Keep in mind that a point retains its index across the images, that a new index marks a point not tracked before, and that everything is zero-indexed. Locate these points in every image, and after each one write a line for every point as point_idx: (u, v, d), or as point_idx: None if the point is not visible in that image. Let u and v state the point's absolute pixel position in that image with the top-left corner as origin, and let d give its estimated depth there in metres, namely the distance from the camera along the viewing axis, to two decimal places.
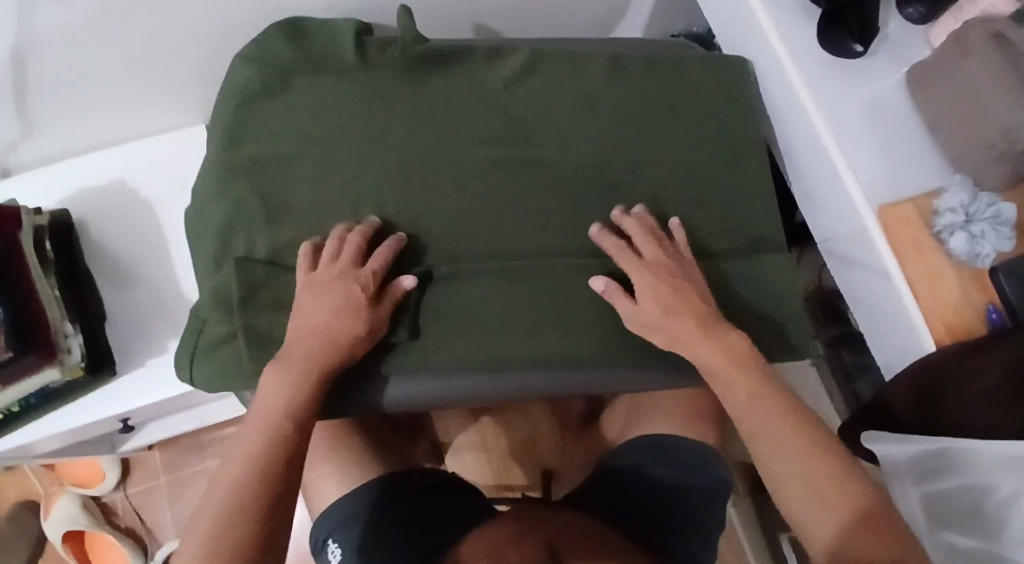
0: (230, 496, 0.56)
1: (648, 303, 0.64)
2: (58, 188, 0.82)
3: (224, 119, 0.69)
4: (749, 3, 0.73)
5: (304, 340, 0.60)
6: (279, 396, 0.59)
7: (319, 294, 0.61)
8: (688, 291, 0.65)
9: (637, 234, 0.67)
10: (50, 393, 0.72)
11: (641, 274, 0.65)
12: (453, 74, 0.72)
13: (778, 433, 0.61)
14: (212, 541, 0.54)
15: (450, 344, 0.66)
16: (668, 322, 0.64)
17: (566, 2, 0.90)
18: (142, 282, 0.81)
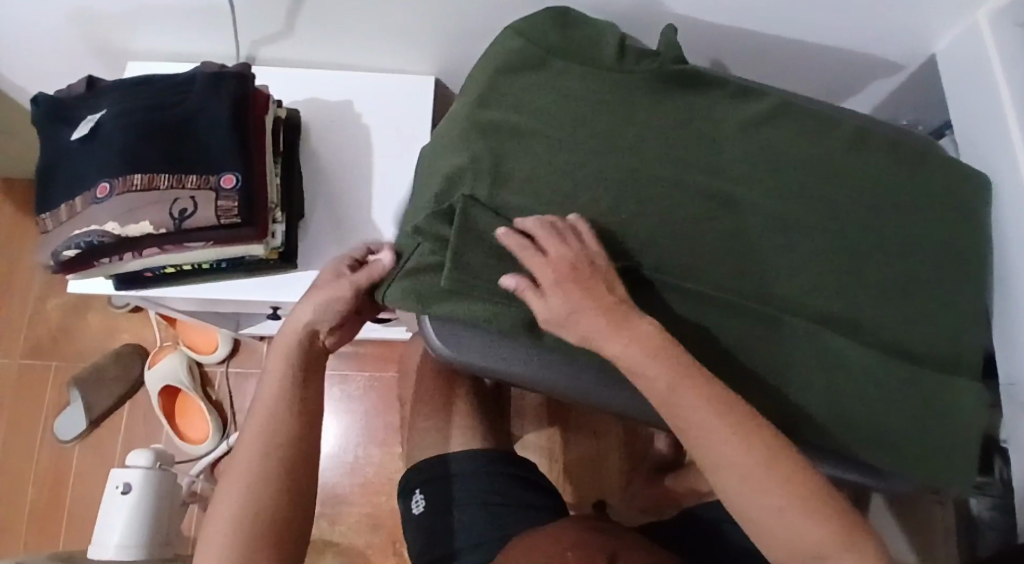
0: (266, 412, 0.66)
1: (555, 301, 0.61)
2: (294, 89, 0.89)
3: (480, 79, 0.73)
4: (1009, 129, 0.72)
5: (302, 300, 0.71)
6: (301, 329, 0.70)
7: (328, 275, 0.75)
8: (589, 283, 0.61)
9: (542, 235, 0.64)
10: (240, 263, 0.78)
11: (541, 270, 0.62)
12: (699, 100, 0.73)
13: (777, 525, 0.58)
14: (252, 449, 0.64)
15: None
16: (637, 359, 0.60)
17: (806, 69, 0.91)
18: (341, 196, 0.85)
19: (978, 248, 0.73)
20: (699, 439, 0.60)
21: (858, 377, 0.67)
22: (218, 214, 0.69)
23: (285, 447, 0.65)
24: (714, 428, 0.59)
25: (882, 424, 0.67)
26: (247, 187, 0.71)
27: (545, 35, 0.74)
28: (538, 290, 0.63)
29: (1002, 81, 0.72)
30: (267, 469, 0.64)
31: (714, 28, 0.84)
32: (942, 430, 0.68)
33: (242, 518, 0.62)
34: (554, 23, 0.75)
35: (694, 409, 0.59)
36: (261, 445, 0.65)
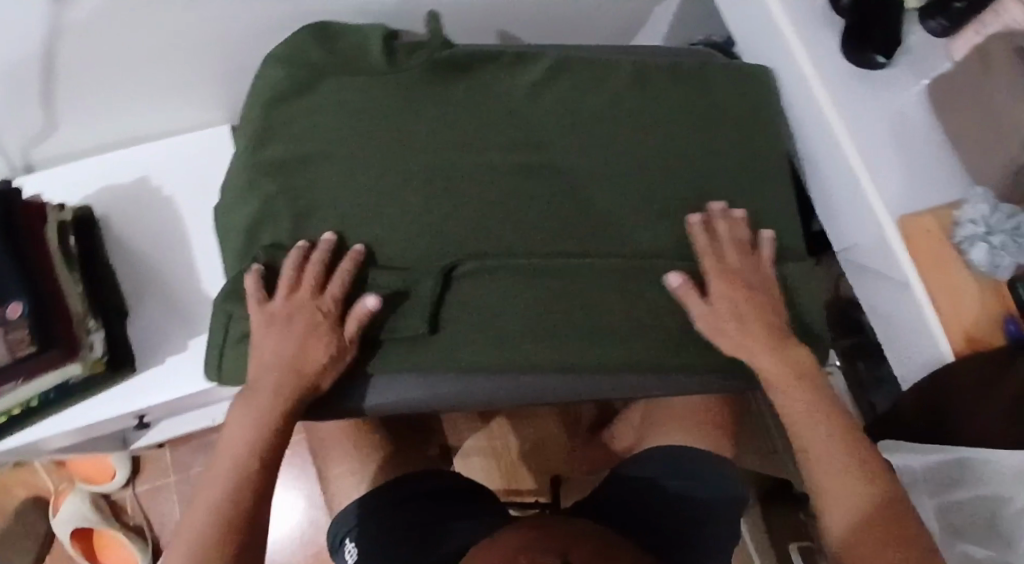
0: (231, 463, 0.60)
1: (722, 303, 0.66)
2: (80, 183, 0.83)
3: (251, 120, 0.69)
4: (776, 22, 0.77)
5: (274, 342, 0.62)
6: (252, 422, 0.61)
7: (279, 324, 0.62)
8: (754, 295, 0.67)
9: (727, 241, 0.68)
10: (67, 388, 0.72)
11: (739, 282, 0.67)
12: (480, 76, 0.71)
13: (824, 444, 0.63)
14: (197, 540, 0.58)
15: (483, 350, 0.65)
16: (736, 323, 0.66)
17: (585, 22, 0.91)
18: (168, 282, 0.81)
19: (779, 135, 0.76)
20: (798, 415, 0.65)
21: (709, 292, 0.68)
22: (10, 350, 0.64)
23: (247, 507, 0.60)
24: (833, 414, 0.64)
25: None
26: (37, 310, 0.66)
27: (308, 54, 0.70)
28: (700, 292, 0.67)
29: None
30: (225, 524, 0.59)
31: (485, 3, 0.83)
32: (796, 317, 0.70)
33: None
34: (313, 38, 0.70)
35: (770, 367, 0.65)
36: (212, 530, 0.58)
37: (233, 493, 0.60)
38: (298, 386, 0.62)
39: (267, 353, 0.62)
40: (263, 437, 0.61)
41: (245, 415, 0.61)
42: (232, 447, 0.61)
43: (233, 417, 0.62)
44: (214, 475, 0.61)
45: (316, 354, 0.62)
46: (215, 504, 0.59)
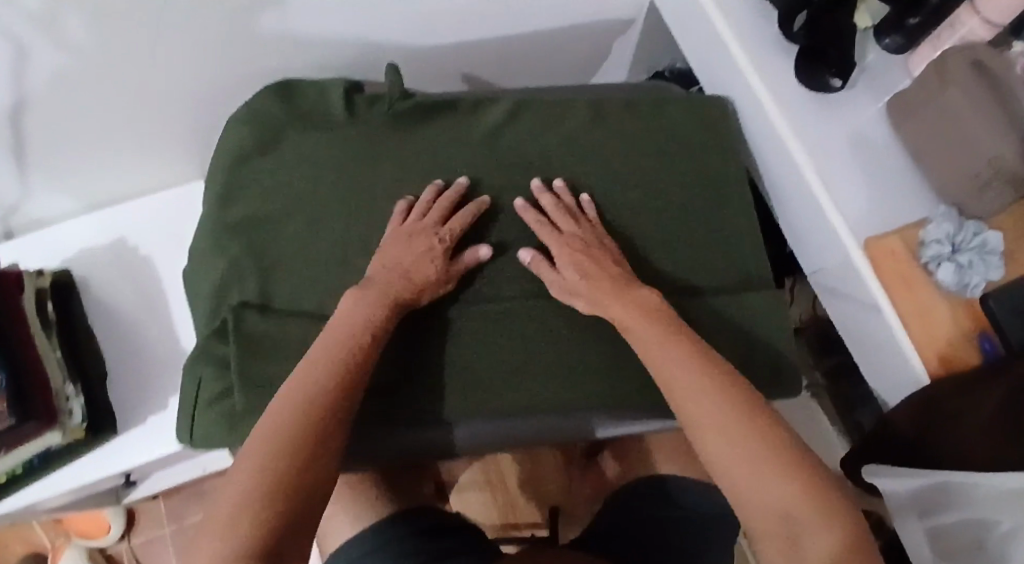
0: (325, 349, 0.57)
1: (565, 266, 0.65)
2: (58, 246, 0.84)
3: (216, 181, 0.71)
4: (730, 49, 0.77)
5: (397, 251, 0.64)
6: (357, 324, 0.59)
7: (403, 239, 0.65)
8: (599, 255, 0.66)
9: (555, 212, 0.68)
10: (50, 454, 0.73)
11: (558, 245, 0.66)
12: (440, 122, 0.72)
13: (710, 416, 0.55)
14: (282, 421, 0.53)
15: (478, 394, 0.66)
16: (580, 285, 0.64)
17: (548, 55, 0.93)
18: (147, 339, 0.82)
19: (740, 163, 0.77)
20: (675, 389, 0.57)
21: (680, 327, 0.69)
22: None
23: (333, 395, 0.55)
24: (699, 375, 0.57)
25: None
26: (12, 384, 0.66)
27: (266, 110, 0.71)
28: (547, 263, 0.67)
29: (710, 8, 0.78)
30: (303, 411, 0.54)
31: (446, 47, 0.85)
32: (768, 344, 0.70)
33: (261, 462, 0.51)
34: (270, 94, 0.71)
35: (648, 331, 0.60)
36: (296, 414, 0.53)
37: (325, 387, 0.55)
38: (402, 304, 0.62)
39: (388, 257, 0.63)
40: (370, 331, 0.59)
41: (354, 305, 0.60)
42: (330, 336, 0.58)
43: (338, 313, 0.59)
44: (303, 373, 0.56)
45: (424, 278, 0.63)
46: (306, 389, 0.55)
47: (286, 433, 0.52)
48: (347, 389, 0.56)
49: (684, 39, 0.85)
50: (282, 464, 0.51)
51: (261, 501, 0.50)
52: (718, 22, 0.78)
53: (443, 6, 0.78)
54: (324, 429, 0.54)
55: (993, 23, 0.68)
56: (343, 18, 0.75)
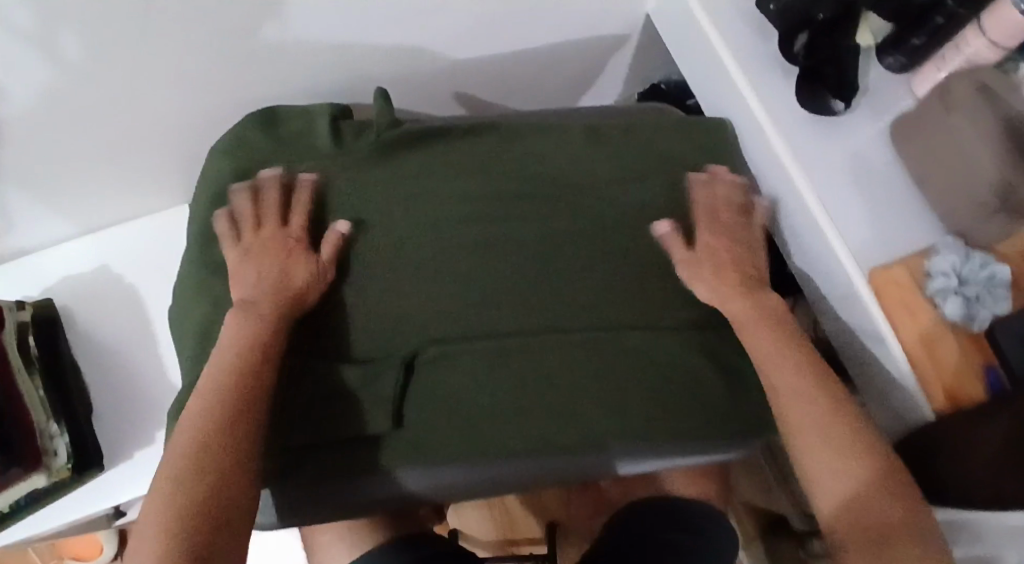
0: (223, 364, 0.57)
1: (707, 236, 0.69)
2: (40, 277, 0.81)
3: (200, 214, 0.69)
4: (728, 72, 0.77)
5: (255, 259, 0.63)
6: (242, 342, 0.58)
7: (245, 252, 0.63)
8: (744, 241, 0.70)
9: (717, 201, 0.71)
10: (37, 493, 0.71)
11: (710, 224, 0.70)
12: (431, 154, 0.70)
13: (805, 406, 0.60)
14: (187, 440, 0.53)
15: (423, 427, 0.63)
16: (706, 266, 0.67)
17: (543, 68, 0.91)
18: (133, 372, 0.80)
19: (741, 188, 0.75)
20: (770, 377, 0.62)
21: (679, 363, 0.67)
22: None
23: (233, 402, 0.55)
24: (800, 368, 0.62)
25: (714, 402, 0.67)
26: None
27: (255, 143, 0.70)
28: (683, 240, 0.69)
29: (709, 28, 0.77)
30: (207, 423, 0.54)
31: (438, 68, 0.83)
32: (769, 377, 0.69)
33: (173, 489, 0.51)
34: (262, 125, 0.70)
35: (746, 317, 0.65)
36: (199, 428, 0.53)
37: (223, 396, 0.55)
38: (285, 312, 0.61)
39: (252, 269, 0.63)
40: (260, 337, 0.59)
41: (237, 322, 0.59)
42: (222, 353, 0.58)
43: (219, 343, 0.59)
44: (199, 398, 0.56)
45: (280, 277, 0.62)
46: (206, 406, 0.55)
47: (193, 448, 0.52)
48: (247, 390, 0.56)
49: (683, 61, 0.85)
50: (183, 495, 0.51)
51: (167, 530, 0.49)
52: (716, 45, 0.77)
53: (435, 29, 0.76)
54: (230, 435, 0.54)
55: (999, 45, 0.65)
56: (329, 43, 0.73)
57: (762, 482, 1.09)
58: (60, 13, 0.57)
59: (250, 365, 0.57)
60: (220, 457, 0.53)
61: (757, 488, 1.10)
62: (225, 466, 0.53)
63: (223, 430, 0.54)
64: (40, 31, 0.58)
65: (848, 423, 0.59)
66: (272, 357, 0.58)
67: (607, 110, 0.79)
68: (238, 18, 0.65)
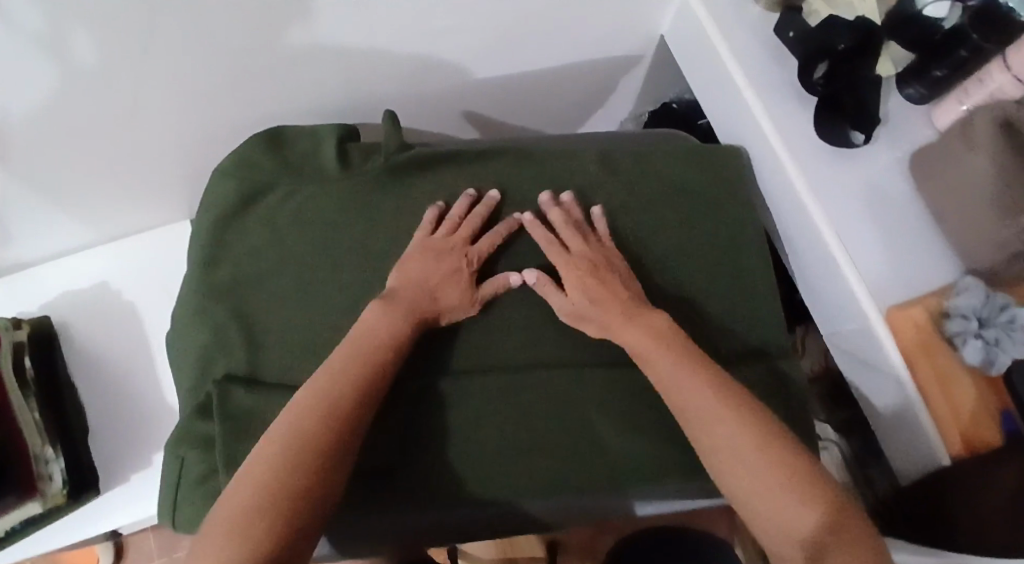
0: (346, 369, 0.55)
1: (569, 285, 0.64)
2: (37, 293, 0.80)
3: (201, 238, 0.67)
4: (744, 98, 0.75)
5: (425, 264, 0.63)
6: (379, 338, 0.58)
7: (433, 254, 0.63)
8: (609, 278, 0.64)
9: (563, 228, 0.66)
10: (30, 519, 0.69)
11: (567, 267, 0.64)
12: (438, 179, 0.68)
13: (717, 425, 0.55)
14: (286, 445, 0.50)
15: (470, 454, 0.63)
16: (592, 308, 0.63)
17: (555, 86, 0.89)
18: (131, 392, 0.78)
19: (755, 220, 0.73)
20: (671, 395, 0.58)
21: None
22: None
23: (347, 422, 0.53)
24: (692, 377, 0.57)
25: None
26: None
27: (256, 167, 0.67)
28: (556, 286, 0.65)
29: (726, 53, 0.75)
30: (316, 432, 0.51)
31: (447, 85, 0.81)
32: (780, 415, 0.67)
33: (262, 492, 0.48)
34: (266, 147, 0.68)
35: (639, 340, 0.60)
36: (305, 436, 0.51)
37: (336, 408, 0.53)
38: (426, 317, 0.61)
39: (424, 271, 0.62)
40: (382, 352, 0.57)
41: (369, 324, 0.58)
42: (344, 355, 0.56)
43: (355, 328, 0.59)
44: (308, 394, 0.53)
45: (448, 279, 0.63)
46: (313, 410, 0.52)
47: (293, 454, 0.50)
48: (360, 413, 0.54)
49: (698, 85, 0.83)
50: (289, 477, 0.49)
51: (245, 532, 0.47)
52: (733, 72, 0.75)
53: (446, 46, 0.75)
54: (335, 455, 0.51)
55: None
56: (338, 63, 0.71)
57: None
58: (61, 33, 0.56)
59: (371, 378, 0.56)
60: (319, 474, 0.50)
61: None
62: (315, 481, 0.50)
63: (324, 445, 0.51)
64: (41, 52, 0.56)
65: (788, 472, 0.52)
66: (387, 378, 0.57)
67: (618, 137, 0.77)
68: (245, 39, 0.63)
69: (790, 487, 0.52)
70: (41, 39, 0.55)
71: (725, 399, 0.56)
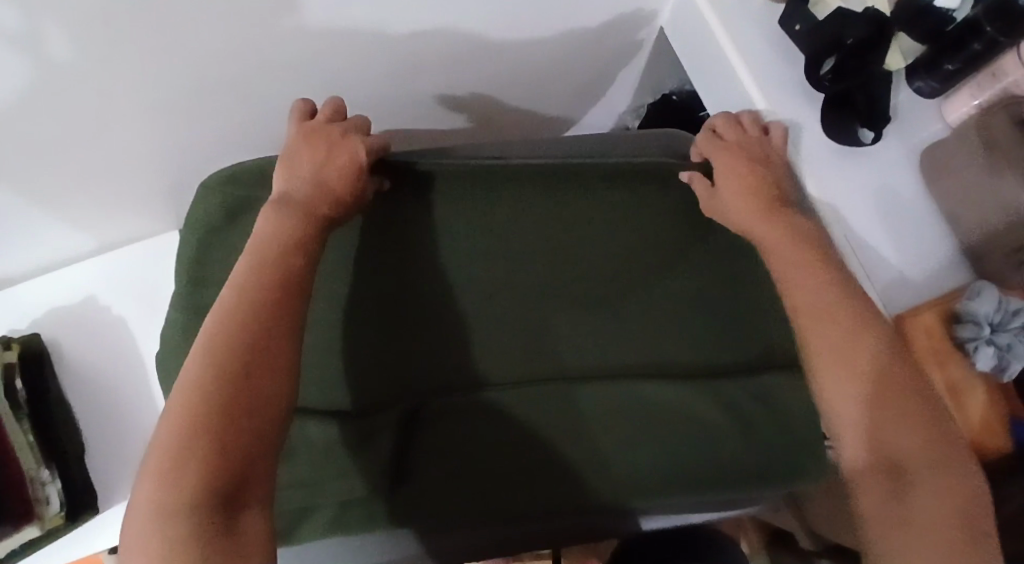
0: (246, 270, 0.54)
1: (728, 176, 0.67)
2: (22, 310, 0.78)
3: (187, 258, 0.65)
4: (748, 93, 0.73)
5: (306, 154, 0.60)
6: (272, 249, 0.55)
7: (314, 144, 0.61)
8: (765, 176, 0.67)
9: (731, 133, 0.70)
10: (29, 541, 0.69)
11: (724, 166, 0.68)
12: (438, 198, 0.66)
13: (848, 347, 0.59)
14: (203, 356, 0.50)
15: (465, 471, 0.61)
16: (740, 204, 0.66)
17: (547, 71, 0.88)
18: (128, 408, 0.78)
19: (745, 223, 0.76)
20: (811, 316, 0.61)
21: (698, 412, 0.65)
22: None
23: (258, 320, 0.52)
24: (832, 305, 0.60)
25: (726, 455, 0.64)
26: None
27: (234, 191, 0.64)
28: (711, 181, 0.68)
29: (728, 48, 0.73)
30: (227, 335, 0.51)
31: (440, 82, 0.80)
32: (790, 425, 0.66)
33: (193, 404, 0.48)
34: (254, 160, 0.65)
35: (797, 270, 0.63)
36: (217, 341, 0.51)
37: (245, 310, 0.52)
38: (322, 215, 0.58)
39: (310, 163, 0.60)
40: (284, 245, 0.56)
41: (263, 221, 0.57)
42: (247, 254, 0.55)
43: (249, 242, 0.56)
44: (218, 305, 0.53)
45: (339, 175, 0.60)
46: (225, 321, 0.52)
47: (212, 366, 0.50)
48: (269, 309, 0.52)
49: (698, 78, 0.81)
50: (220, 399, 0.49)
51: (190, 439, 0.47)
52: (736, 66, 0.73)
53: (438, 45, 0.73)
54: (252, 357, 0.51)
55: None
56: (329, 65, 0.69)
57: None
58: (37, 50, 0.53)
59: (276, 271, 0.54)
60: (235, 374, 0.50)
61: None
62: (237, 383, 0.50)
63: (238, 346, 0.51)
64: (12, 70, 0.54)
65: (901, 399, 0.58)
66: (297, 270, 0.55)
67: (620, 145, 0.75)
68: (233, 46, 0.61)
69: (879, 390, 0.58)
70: (22, 56, 0.53)
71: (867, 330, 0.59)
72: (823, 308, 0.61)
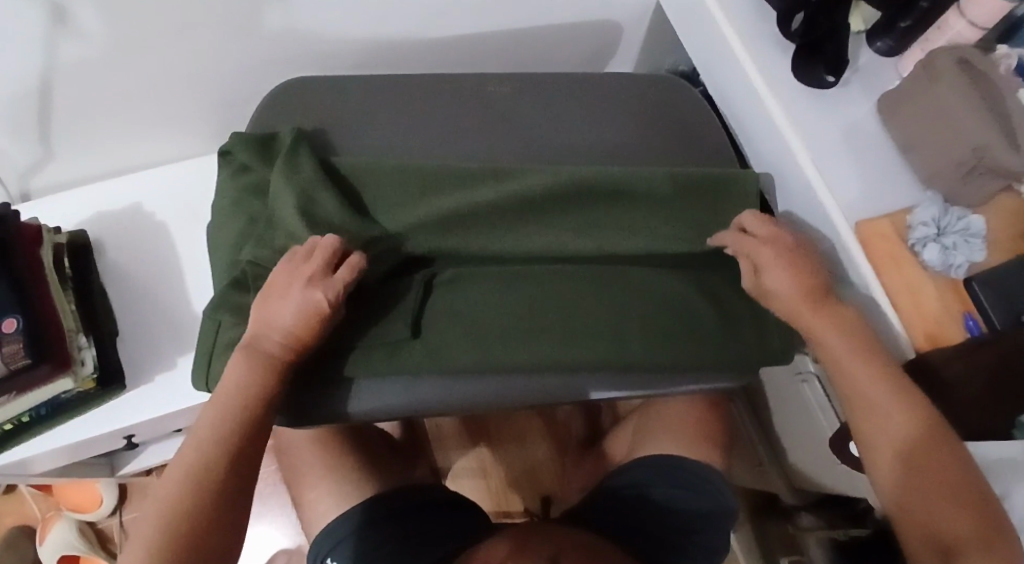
0: (219, 405, 0.65)
1: (772, 272, 0.72)
2: (73, 209, 0.87)
3: (234, 160, 0.77)
4: (728, 44, 0.84)
5: (275, 303, 0.66)
6: (241, 392, 0.65)
7: (290, 287, 0.66)
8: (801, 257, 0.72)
9: (769, 237, 0.73)
10: (59, 404, 0.75)
11: (763, 254, 0.72)
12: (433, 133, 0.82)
13: (888, 425, 0.68)
14: (174, 485, 0.63)
15: (474, 325, 0.70)
16: (786, 297, 0.72)
17: (551, 39, 0.98)
18: (159, 298, 0.84)
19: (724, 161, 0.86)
20: (836, 364, 0.71)
21: (677, 297, 0.73)
22: (6, 362, 0.69)
23: (224, 462, 0.64)
24: (871, 383, 0.69)
25: (701, 330, 0.73)
26: (30, 326, 0.71)
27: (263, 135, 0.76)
28: (760, 272, 0.73)
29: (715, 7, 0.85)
30: (197, 467, 0.63)
31: (462, 34, 0.92)
32: (752, 313, 0.76)
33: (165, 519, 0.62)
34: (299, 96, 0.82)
35: (838, 344, 0.71)
36: (191, 473, 0.63)
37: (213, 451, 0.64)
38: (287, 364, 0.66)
39: (286, 306, 0.65)
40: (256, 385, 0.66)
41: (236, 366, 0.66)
42: (227, 387, 0.66)
43: (222, 380, 0.66)
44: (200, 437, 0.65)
45: (301, 323, 0.65)
46: (199, 453, 0.64)
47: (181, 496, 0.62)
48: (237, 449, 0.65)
49: (693, 47, 0.93)
50: (189, 518, 0.62)
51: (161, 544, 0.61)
52: (721, 22, 0.84)
53: None
54: (212, 487, 0.64)
55: (978, 25, 0.72)
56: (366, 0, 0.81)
57: (754, 457, 1.17)
58: None
59: (244, 422, 0.65)
60: (196, 504, 0.63)
61: (747, 465, 1.17)
62: (197, 508, 0.63)
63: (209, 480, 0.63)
64: None
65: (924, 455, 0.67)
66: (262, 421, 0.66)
67: (622, 101, 0.87)
68: None
69: (906, 457, 0.68)
70: None
71: (900, 396, 0.68)
72: (847, 355, 0.70)
